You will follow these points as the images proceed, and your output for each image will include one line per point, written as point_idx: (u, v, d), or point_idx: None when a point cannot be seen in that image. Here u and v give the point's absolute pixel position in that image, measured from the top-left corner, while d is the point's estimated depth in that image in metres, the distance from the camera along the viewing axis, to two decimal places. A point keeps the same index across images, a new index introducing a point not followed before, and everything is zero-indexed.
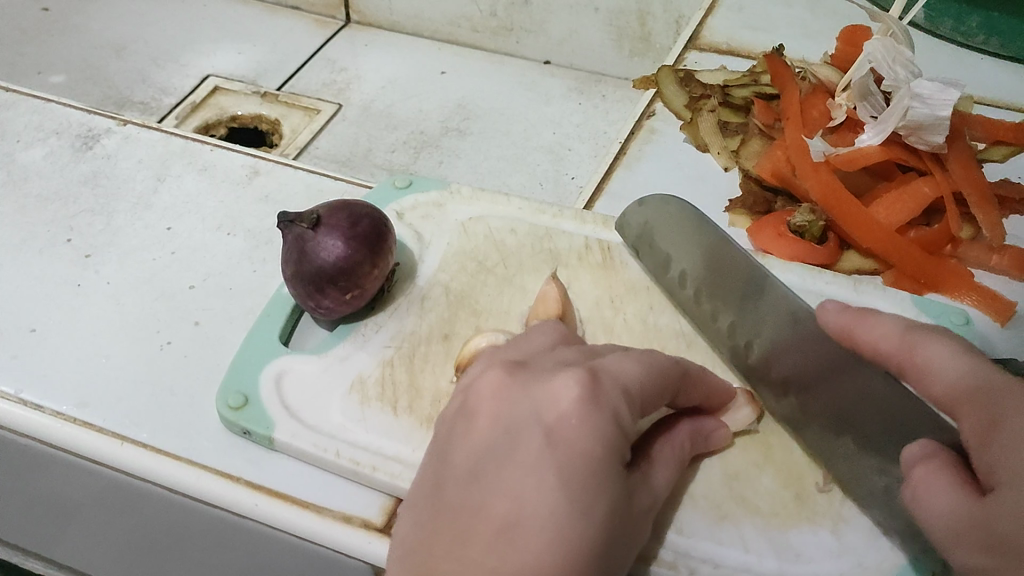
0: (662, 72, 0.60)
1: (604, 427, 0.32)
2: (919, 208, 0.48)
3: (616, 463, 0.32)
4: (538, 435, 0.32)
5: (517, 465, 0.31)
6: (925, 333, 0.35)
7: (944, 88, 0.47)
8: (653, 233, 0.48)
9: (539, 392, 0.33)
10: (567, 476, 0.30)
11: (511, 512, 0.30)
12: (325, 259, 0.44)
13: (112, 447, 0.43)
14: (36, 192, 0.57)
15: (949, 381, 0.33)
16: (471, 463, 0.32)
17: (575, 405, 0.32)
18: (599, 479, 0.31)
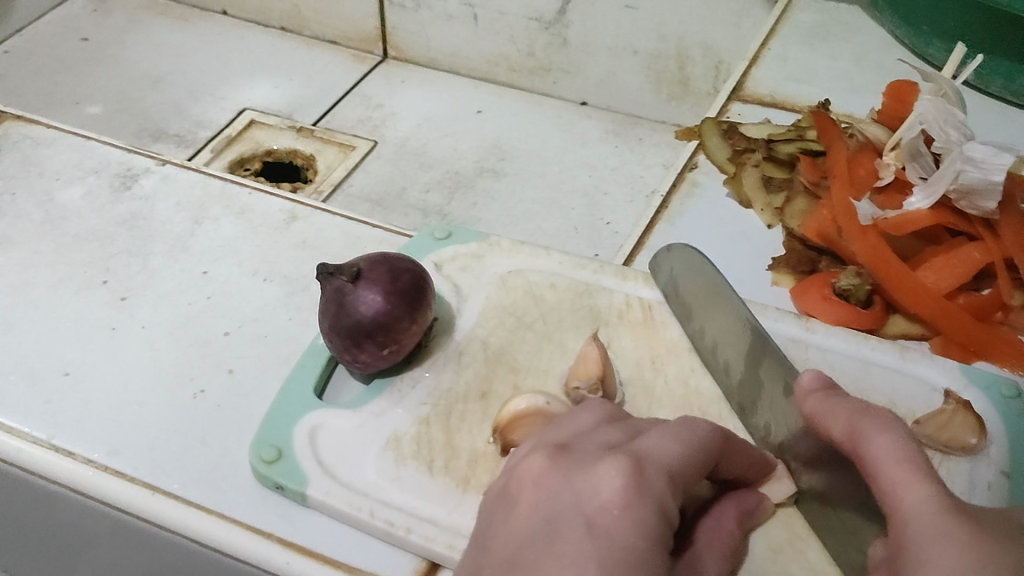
0: (705, 124, 0.59)
1: (647, 518, 0.31)
2: (968, 273, 0.47)
3: (660, 555, 0.30)
4: (577, 531, 0.31)
5: (557, 561, 0.30)
6: (869, 426, 0.32)
7: (997, 153, 0.46)
8: (678, 284, 0.49)
9: (580, 481, 0.32)
10: (608, 571, 0.29)
11: None
12: (363, 313, 0.44)
13: (143, 499, 0.42)
14: (73, 232, 0.56)
15: (879, 488, 0.31)
16: (509, 560, 0.31)
17: (615, 497, 0.31)
18: (643, 573, 0.30)
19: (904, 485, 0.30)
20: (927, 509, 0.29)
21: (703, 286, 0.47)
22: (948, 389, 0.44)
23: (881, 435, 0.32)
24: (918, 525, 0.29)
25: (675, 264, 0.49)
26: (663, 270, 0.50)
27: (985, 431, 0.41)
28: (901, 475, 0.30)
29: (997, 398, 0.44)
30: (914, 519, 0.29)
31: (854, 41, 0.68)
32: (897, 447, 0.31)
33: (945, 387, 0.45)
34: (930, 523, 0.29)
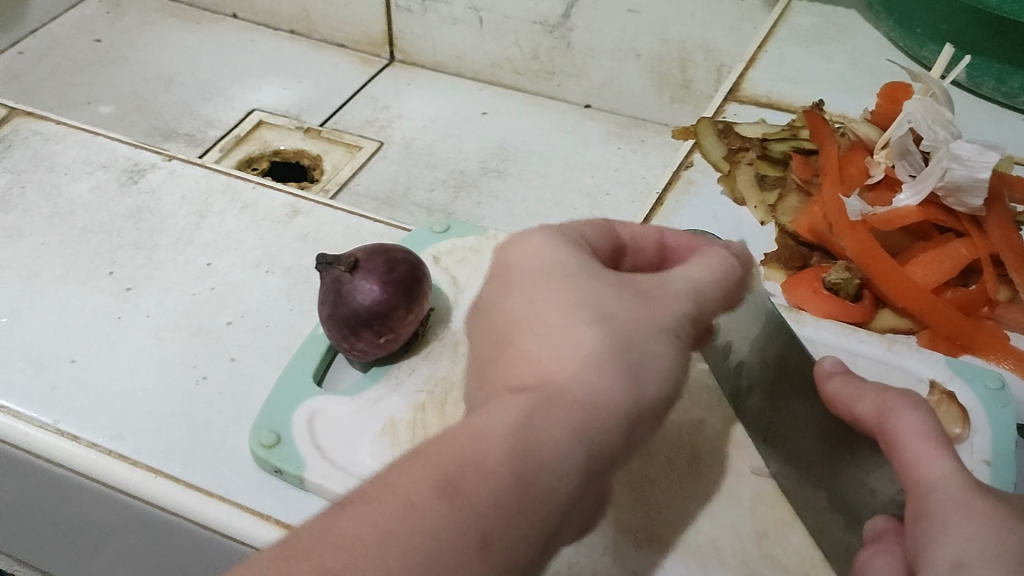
0: (701, 124, 0.60)
1: (566, 245, 0.35)
2: (956, 268, 0.48)
3: (591, 262, 0.35)
4: (499, 274, 0.36)
5: (494, 293, 0.35)
6: (898, 403, 0.34)
7: (983, 151, 0.47)
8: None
9: (513, 257, 0.37)
10: (533, 273, 0.34)
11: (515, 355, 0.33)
12: (361, 302, 0.45)
13: (145, 481, 0.44)
14: (81, 225, 0.58)
15: (903, 461, 0.33)
16: (473, 323, 0.37)
17: (526, 235, 0.37)
18: (577, 279, 0.34)
19: (927, 458, 0.32)
20: (948, 480, 0.31)
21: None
22: (933, 381, 0.45)
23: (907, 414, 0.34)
24: (938, 493, 0.31)
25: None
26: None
27: (969, 419, 0.43)
28: (925, 449, 0.32)
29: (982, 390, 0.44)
30: (936, 491, 0.31)
31: (851, 45, 0.69)
32: (922, 424, 0.33)
33: (932, 379, 0.45)
34: (951, 496, 0.30)
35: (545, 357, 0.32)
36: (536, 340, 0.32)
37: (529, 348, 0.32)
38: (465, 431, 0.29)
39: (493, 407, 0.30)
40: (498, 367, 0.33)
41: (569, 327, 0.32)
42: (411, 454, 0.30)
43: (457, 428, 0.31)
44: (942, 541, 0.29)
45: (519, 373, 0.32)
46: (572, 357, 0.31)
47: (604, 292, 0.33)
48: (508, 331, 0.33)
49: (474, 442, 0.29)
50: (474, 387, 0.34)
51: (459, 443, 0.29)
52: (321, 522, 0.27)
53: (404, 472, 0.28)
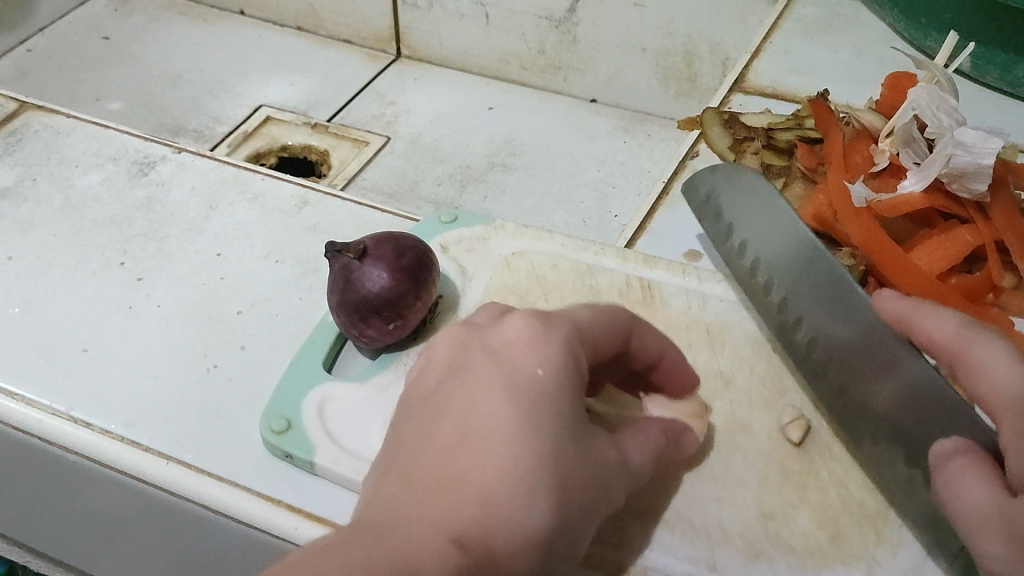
0: (707, 115, 0.61)
1: (555, 354, 0.36)
2: (960, 254, 0.48)
3: (570, 391, 0.35)
4: (488, 365, 0.36)
5: (468, 389, 0.36)
6: (982, 335, 0.37)
7: (987, 137, 0.47)
8: (718, 199, 0.51)
9: (495, 333, 0.38)
10: (514, 394, 0.35)
11: (461, 431, 0.34)
12: (369, 288, 0.45)
13: (157, 466, 0.44)
14: (92, 216, 0.58)
15: (997, 381, 0.35)
16: (429, 397, 0.37)
17: (525, 339, 0.37)
18: (550, 403, 0.35)
19: (1013, 373, 0.35)
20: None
21: (745, 195, 0.50)
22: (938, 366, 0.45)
23: (986, 343, 0.36)
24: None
25: (714, 183, 0.52)
26: (702, 189, 0.52)
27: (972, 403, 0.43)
28: (1008, 367, 0.35)
29: None
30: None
31: (856, 35, 0.69)
32: (1004, 349, 0.36)
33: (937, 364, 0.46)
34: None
35: (493, 497, 0.32)
36: (488, 470, 0.33)
37: (478, 478, 0.33)
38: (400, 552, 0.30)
39: (423, 535, 0.31)
40: (432, 471, 0.33)
41: (526, 487, 0.33)
42: (325, 551, 0.30)
43: (376, 534, 0.31)
44: None
45: (457, 492, 0.32)
46: (514, 517, 0.32)
47: (567, 461, 0.34)
48: (466, 442, 0.34)
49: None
50: (397, 470, 0.34)
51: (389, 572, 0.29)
52: None
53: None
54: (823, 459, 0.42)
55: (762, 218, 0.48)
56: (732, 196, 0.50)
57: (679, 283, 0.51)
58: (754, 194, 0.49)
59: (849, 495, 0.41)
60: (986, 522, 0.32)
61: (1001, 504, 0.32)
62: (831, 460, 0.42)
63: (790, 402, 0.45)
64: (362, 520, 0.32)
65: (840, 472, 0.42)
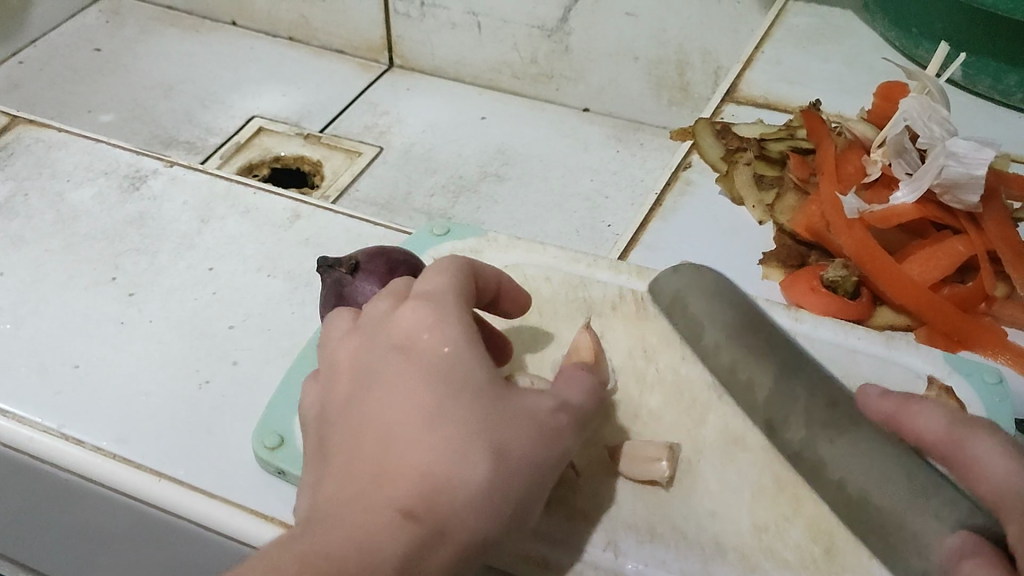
0: (699, 125, 0.60)
1: (451, 325, 0.36)
2: (953, 265, 0.48)
3: (475, 352, 0.35)
4: (392, 353, 0.36)
5: (382, 378, 0.35)
6: (972, 428, 0.34)
7: (979, 148, 0.48)
8: (686, 299, 0.47)
9: (386, 325, 0.37)
10: (434, 372, 0.34)
11: (382, 427, 0.33)
12: (361, 303, 0.45)
13: (149, 483, 0.44)
14: (84, 231, 0.58)
15: (999, 481, 0.33)
16: (348, 395, 0.36)
17: (423, 322, 0.36)
18: (462, 370, 0.34)
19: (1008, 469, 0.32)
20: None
21: (708, 297, 0.47)
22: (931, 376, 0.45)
23: (982, 438, 0.34)
24: None
25: (679, 282, 0.48)
26: (666, 290, 0.49)
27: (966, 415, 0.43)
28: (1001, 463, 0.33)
29: (980, 384, 0.45)
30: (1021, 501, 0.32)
31: (847, 45, 0.69)
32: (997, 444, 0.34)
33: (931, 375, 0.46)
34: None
35: (428, 472, 0.32)
36: (421, 448, 0.32)
37: (409, 460, 0.32)
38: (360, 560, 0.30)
39: (370, 525, 0.31)
40: (364, 467, 0.33)
41: (459, 454, 0.32)
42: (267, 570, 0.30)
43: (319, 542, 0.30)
44: None
45: (397, 484, 0.32)
46: (456, 486, 0.32)
47: (498, 413, 0.34)
48: (390, 430, 0.33)
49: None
50: (330, 477, 0.33)
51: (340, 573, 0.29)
52: None
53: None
54: None
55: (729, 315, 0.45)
56: (698, 297, 0.47)
57: None
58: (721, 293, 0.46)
59: None
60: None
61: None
62: None
63: None
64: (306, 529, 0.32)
65: None
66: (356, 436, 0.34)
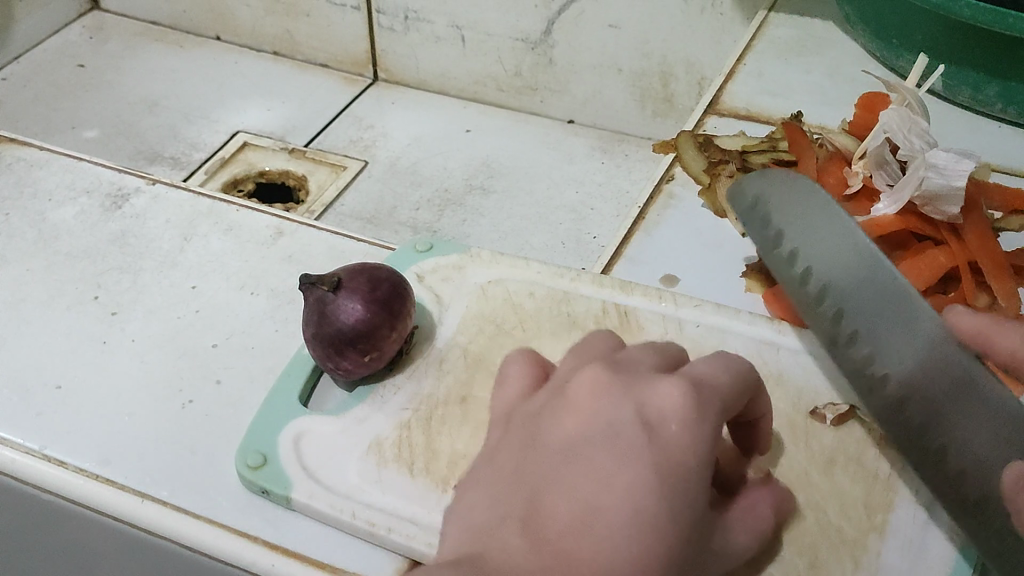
0: (682, 137, 0.60)
1: (700, 438, 0.33)
2: (935, 277, 0.49)
3: (706, 479, 0.33)
4: (636, 433, 0.33)
5: (611, 459, 0.32)
6: None
7: (959, 159, 0.48)
8: (766, 206, 0.47)
9: (639, 394, 0.34)
10: (667, 472, 0.32)
11: (593, 502, 0.31)
12: (344, 321, 0.45)
13: (133, 504, 0.44)
14: (66, 250, 0.58)
15: None
16: (565, 444, 0.34)
17: (666, 430, 0.33)
18: (682, 491, 0.32)
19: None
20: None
21: (791, 197, 0.46)
22: None
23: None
24: None
25: (763, 188, 0.48)
26: (750, 193, 0.48)
27: None
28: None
29: None
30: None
31: (829, 56, 0.70)
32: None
33: None
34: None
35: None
36: (616, 553, 0.30)
37: (604, 560, 0.30)
38: None
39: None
40: (558, 538, 0.31)
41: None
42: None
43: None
44: None
45: (580, 571, 0.30)
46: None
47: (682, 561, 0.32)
48: (596, 513, 0.31)
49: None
50: (523, 517, 0.32)
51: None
52: None
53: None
54: (802, 485, 0.42)
55: (813, 218, 0.44)
56: (778, 205, 0.46)
57: (656, 309, 0.50)
58: (803, 197, 0.45)
59: (827, 521, 0.41)
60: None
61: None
62: (809, 486, 0.42)
63: (767, 429, 0.45)
64: (482, 574, 0.30)
65: (818, 497, 0.42)
66: (564, 495, 0.32)
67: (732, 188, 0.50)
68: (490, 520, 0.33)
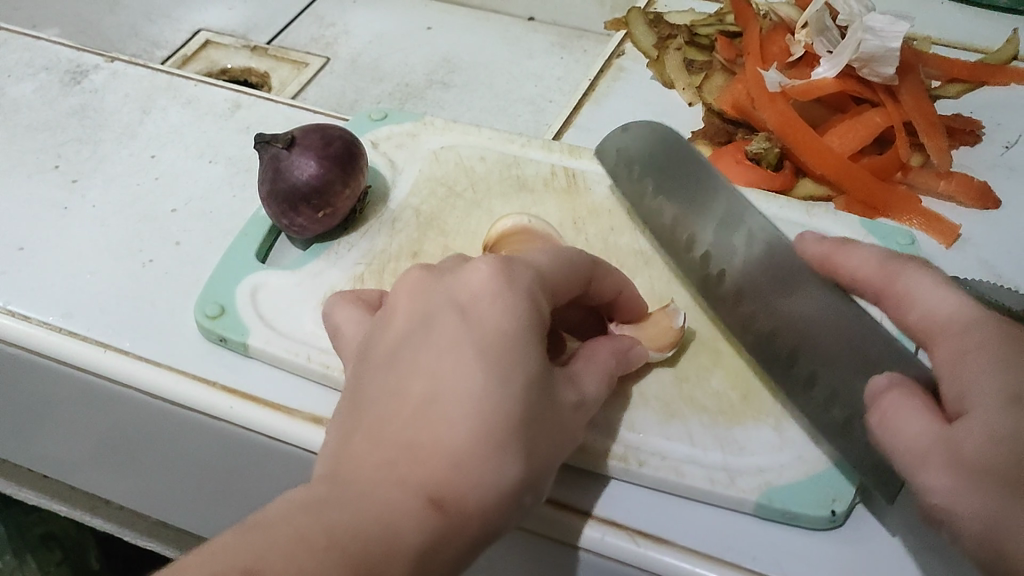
0: (632, 14, 0.61)
1: (517, 306, 0.34)
2: (870, 135, 0.50)
3: (533, 339, 0.34)
4: (454, 318, 0.34)
5: (438, 347, 0.33)
6: (905, 263, 0.35)
7: (894, 22, 0.49)
8: (629, 158, 0.50)
9: (453, 282, 0.35)
10: (491, 342, 0.33)
11: (428, 388, 0.32)
12: (298, 177, 0.47)
13: (94, 353, 0.45)
14: (25, 122, 0.59)
15: (928, 313, 0.33)
16: (392, 347, 0.34)
17: (485, 311, 0.34)
18: (513, 352, 0.33)
19: (940, 300, 0.33)
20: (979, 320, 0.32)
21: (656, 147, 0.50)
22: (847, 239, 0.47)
23: (914, 272, 0.35)
24: (963, 324, 0.32)
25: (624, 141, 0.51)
26: (613, 149, 0.51)
27: None
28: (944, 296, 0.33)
29: (893, 246, 0.47)
30: (967, 333, 0.32)
31: None
32: (934, 280, 0.34)
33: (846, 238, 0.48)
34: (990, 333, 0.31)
35: (463, 457, 0.31)
36: (460, 430, 0.31)
37: (446, 438, 0.31)
38: (370, 515, 0.29)
39: (400, 494, 0.30)
40: (400, 429, 0.31)
41: (496, 445, 0.31)
42: (303, 512, 0.28)
43: (351, 494, 0.29)
44: (991, 374, 0.30)
45: (423, 457, 0.30)
46: (483, 477, 0.31)
47: (531, 420, 0.33)
48: (435, 399, 0.32)
49: (388, 545, 0.28)
50: (362, 423, 0.32)
51: (372, 539, 0.28)
52: (229, 537, 0.28)
53: (322, 553, 0.27)
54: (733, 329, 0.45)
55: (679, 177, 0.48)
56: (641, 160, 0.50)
57: (602, 172, 0.52)
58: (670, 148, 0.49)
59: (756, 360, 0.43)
60: (926, 454, 0.30)
61: (944, 434, 0.30)
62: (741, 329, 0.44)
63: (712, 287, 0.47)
64: (336, 479, 0.30)
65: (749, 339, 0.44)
66: (401, 388, 0.32)
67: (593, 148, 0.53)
68: (335, 434, 0.33)
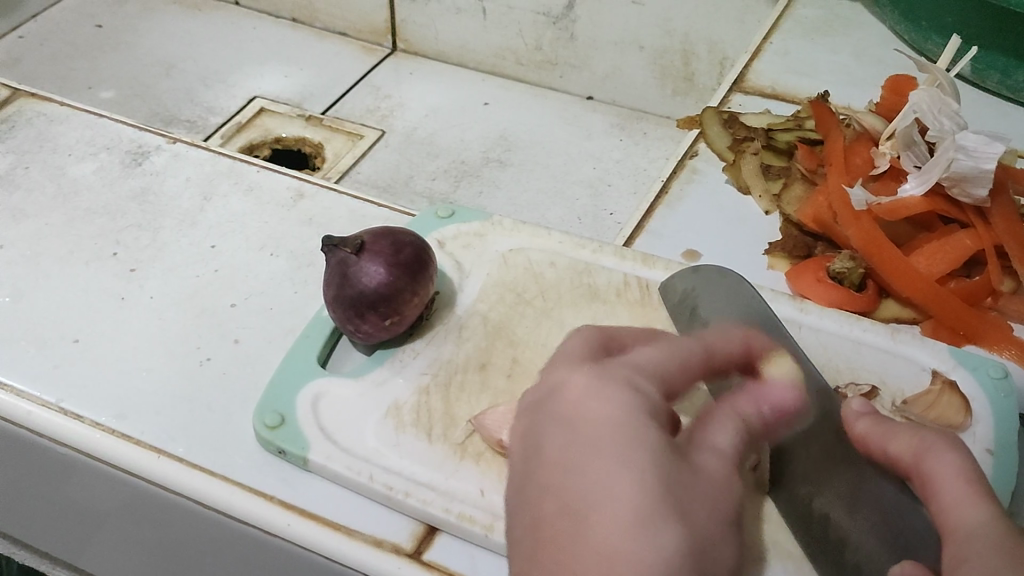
0: (705, 114, 0.61)
1: (620, 395, 0.32)
2: (960, 259, 0.48)
3: (653, 428, 0.31)
4: (561, 427, 0.32)
5: (554, 461, 0.31)
6: (937, 443, 0.32)
7: (988, 142, 0.48)
8: (695, 300, 0.47)
9: (553, 389, 0.34)
10: (614, 449, 0.30)
11: (561, 505, 0.29)
12: (366, 283, 0.45)
13: (148, 459, 0.43)
14: (84, 205, 0.58)
15: (942, 506, 0.30)
16: (516, 480, 0.32)
17: (625, 423, 0.31)
18: (629, 439, 0.30)
19: (956, 496, 0.30)
20: (988, 529, 0.29)
21: (732, 300, 0.46)
22: (936, 370, 0.45)
23: (945, 454, 0.32)
24: (971, 530, 0.29)
25: (695, 283, 0.48)
26: (680, 288, 0.48)
27: (971, 410, 0.43)
28: (964, 492, 0.30)
29: (985, 379, 0.44)
30: (965, 539, 0.29)
31: (855, 37, 0.70)
32: (963, 468, 0.31)
33: (935, 369, 0.45)
34: (985, 541, 0.28)
35: (619, 558, 0.27)
36: (606, 532, 0.28)
37: (595, 544, 0.28)
38: None
39: None
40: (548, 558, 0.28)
41: (647, 527, 0.28)
42: None
43: None
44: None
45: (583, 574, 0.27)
46: (649, 558, 0.27)
47: (683, 495, 0.29)
48: (569, 515, 0.29)
49: None
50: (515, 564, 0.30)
51: None
52: None
53: None
54: None
55: (745, 325, 0.45)
56: (713, 304, 0.46)
57: None
58: (745, 304, 0.46)
59: None
60: None
61: None
62: None
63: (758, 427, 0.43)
64: None
65: None
66: (535, 513, 0.30)
67: (661, 283, 0.50)
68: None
